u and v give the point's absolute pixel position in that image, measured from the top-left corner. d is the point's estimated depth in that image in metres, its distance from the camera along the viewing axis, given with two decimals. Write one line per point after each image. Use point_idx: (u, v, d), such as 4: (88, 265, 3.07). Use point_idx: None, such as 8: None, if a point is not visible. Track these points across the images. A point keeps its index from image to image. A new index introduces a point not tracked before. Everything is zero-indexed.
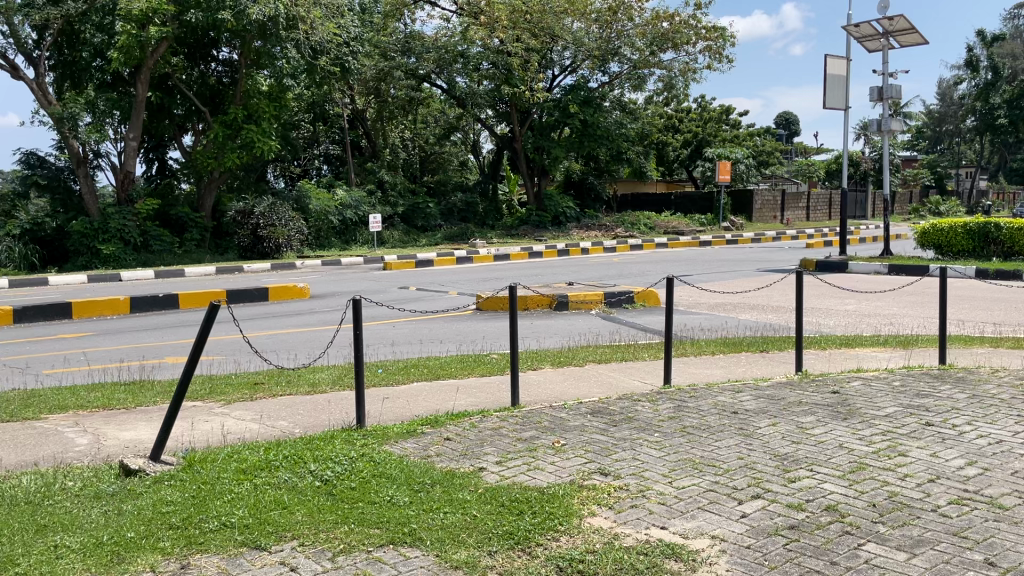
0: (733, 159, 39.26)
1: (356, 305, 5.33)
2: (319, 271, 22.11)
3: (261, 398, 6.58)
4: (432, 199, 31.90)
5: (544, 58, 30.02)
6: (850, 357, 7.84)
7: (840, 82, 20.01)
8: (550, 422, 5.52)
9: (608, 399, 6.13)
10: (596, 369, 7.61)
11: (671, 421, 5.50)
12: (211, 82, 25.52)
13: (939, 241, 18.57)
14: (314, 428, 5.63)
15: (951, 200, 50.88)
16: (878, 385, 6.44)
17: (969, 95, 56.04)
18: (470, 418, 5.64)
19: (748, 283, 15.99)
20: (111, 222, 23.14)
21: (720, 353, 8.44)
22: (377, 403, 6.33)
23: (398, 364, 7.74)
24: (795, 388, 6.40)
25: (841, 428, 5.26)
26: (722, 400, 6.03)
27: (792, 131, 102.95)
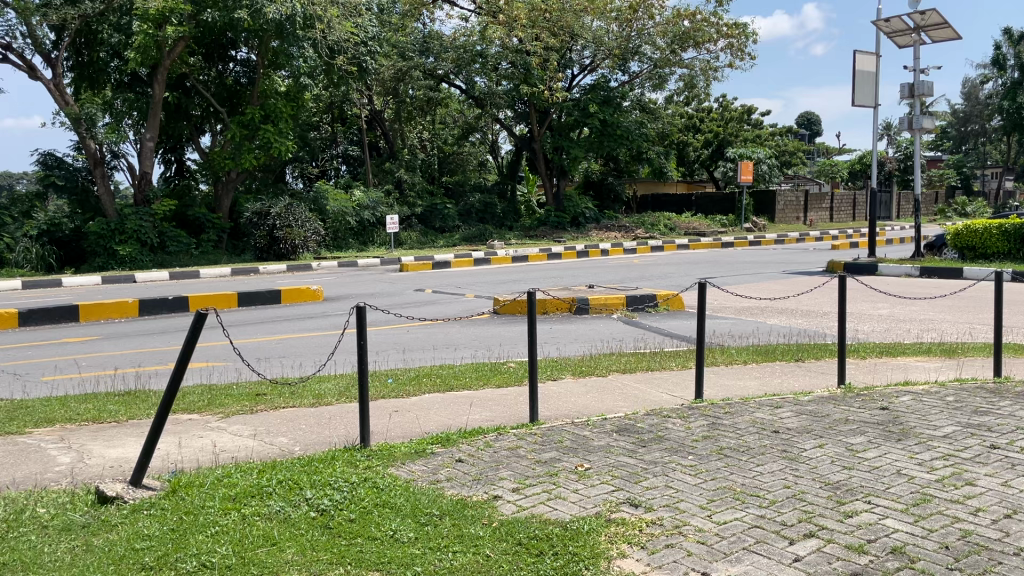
0: (756, 159, 38.48)
1: (362, 312, 4.84)
2: (335, 272, 21.69)
3: (261, 412, 6.12)
4: (450, 200, 31.47)
5: (564, 57, 29.57)
6: (893, 369, 7.30)
7: (869, 79, 19.36)
8: (573, 442, 5.03)
9: (636, 415, 5.62)
10: (621, 380, 7.09)
11: (706, 441, 4.99)
12: (228, 82, 25.15)
13: (973, 243, 17.95)
14: (315, 446, 5.18)
15: (978, 201, 49.90)
16: (930, 400, 5.91)
17: (997, 94, 54.96)
18: (485, 435, 5.16)
19: (775, 286, 15.41)
20: (128, 223, 22.89)
21: (753, 362, 7.90)
22: (384, 418, 5.85)
23: (410, 373, 7.27)
24: (839, 403, 5.87)
25: (897, 451, 4.74)
26: (760, 417, 5.50)
27: (814, 131, 101.74)
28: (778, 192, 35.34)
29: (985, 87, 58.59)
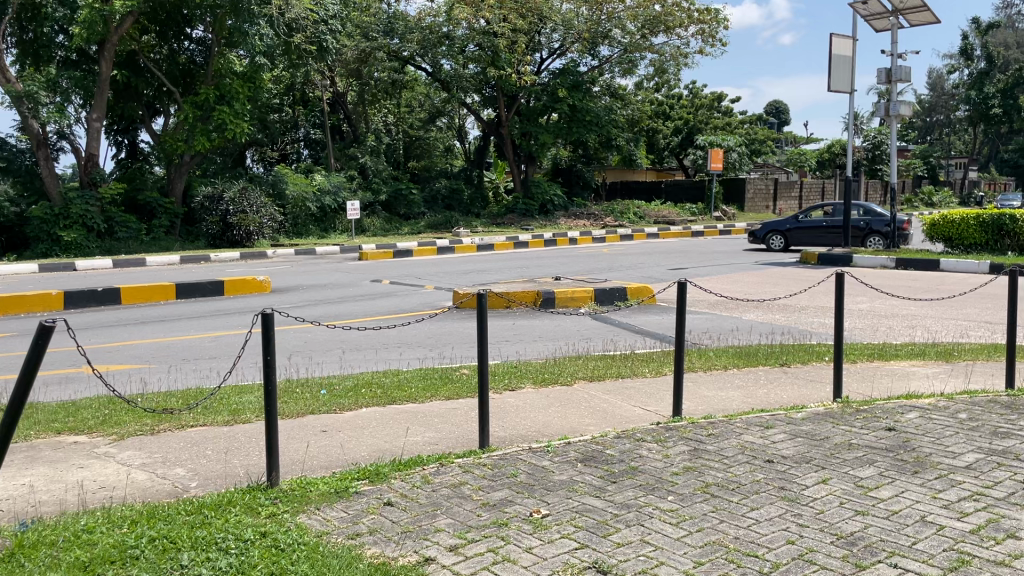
0: (726, 146, 37.83)
1: (268, 318, 3.90)
2: (291, 261, 20.63)
3: (163, 433, 5.19)
4: (415, 185, 30.40)
5: (532, 41, 28.53)
6: (891, 377, 6.58)
7: (845, 64, 18.69)
8: (529, 476, 4.17)
9: (605, 439, 4.77)
10: (586, 392, 6.23)
11: (688, 475, 4.15)
12: (182, 61, 23.85)
13: (950, 233, 17.43)
14: (215, 482, 4.27)
15: (944, 191, 50.01)
16: (940, 418, 5.14)
17: (962, 84, 55.20)
18: (423, 468, 4.28)
19: (751, 278, 14.69)
20: (73, 207, 21.54)
21: (734, 368, 7.09)
22: (305, 443, 4.92)
23: (347, 383, 6.34)
24: (837, 422, 5.07)
25: (917, 489, 3.94)
26: (750, 441, 4.68)
27: (782, 120, 102.22)
28: (748, 180, 34.78)
29: (951, 77, 58.65)
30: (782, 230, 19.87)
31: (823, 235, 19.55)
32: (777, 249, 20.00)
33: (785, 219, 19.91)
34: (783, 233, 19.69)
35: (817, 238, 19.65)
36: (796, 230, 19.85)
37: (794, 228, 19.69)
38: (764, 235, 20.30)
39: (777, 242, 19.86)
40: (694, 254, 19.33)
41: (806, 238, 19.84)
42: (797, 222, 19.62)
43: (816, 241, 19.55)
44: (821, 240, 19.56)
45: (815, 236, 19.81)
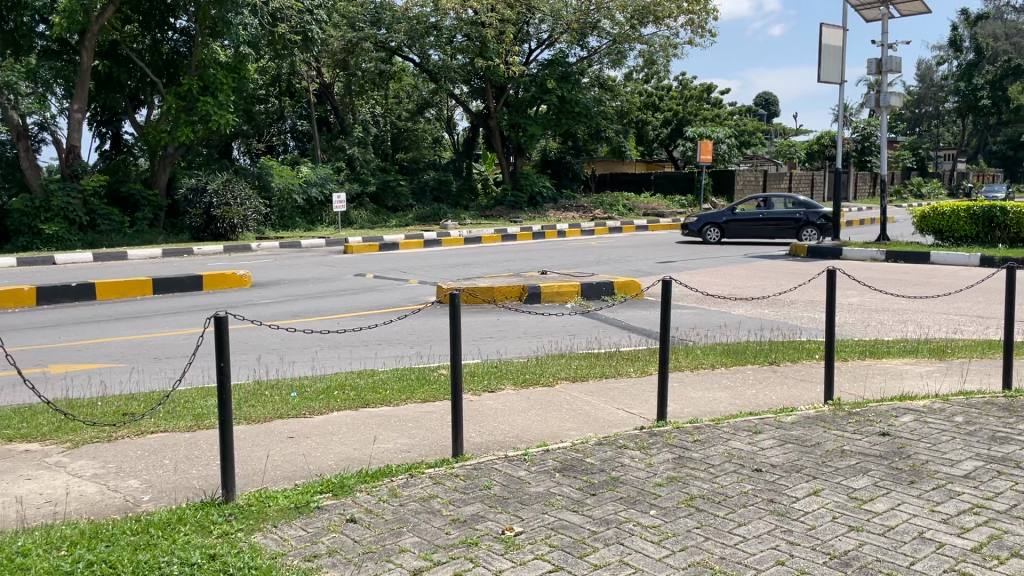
0: (716, 138, 37.62)
1: (222, 321, 3.64)
2: (275, 254, 20.31)
3: (120, 440, 4.93)
4: (402, 177, 30.04)
5: (521, 31, 28.16)
6: (883, 376, 6.38)
7: (835, 54, 18.46)
8: (503, 488, 3.92)
9: (586, 446, 4.53)
10: (568, 394, 5.97)
11: (671, 486, 3.92)
12: (165, 52, 23.38)
13: (940, 226, 17.25)
14: (168, 495, 4.02)
15: (933, 182, 49.99)
16: (936, 422, 4.92)
17: (952, 75, 55.12)
18: (391, 480, 4.03)
19: (741, 272, 14.48)
20: (54, 199, 21.11)
21: (722, 367, 6.85)
22: (269, 453, 4.66)
23: (320, 384, 6.07)
24: (829, 426, 4.84)
25: (914, 502, 3.71)
26: (737, 448, 4.45)
27: (772, 112, 102.20)
28: (737, 171, 34.54)
29: (940, 68, 58.55)
30: (720, 223, 19.66)
31: (758, 227, 19.47)
32: (713, 242, 19.73)
33: (721, 211, 19.69)
34: (720, 226, 19.45)
35: (752, 230, 19.57)
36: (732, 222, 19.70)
37: (731, 220, 19.49)
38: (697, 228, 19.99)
39: (713, 235, 19.60)
40: (682, 247, 19.12)
41: (740, 230, 19.71)
42: (733, 215, 19.44)
43: (751, 233, 19.44)
44: (756, 232, 19.48)
45: (750, 229, 19.72)
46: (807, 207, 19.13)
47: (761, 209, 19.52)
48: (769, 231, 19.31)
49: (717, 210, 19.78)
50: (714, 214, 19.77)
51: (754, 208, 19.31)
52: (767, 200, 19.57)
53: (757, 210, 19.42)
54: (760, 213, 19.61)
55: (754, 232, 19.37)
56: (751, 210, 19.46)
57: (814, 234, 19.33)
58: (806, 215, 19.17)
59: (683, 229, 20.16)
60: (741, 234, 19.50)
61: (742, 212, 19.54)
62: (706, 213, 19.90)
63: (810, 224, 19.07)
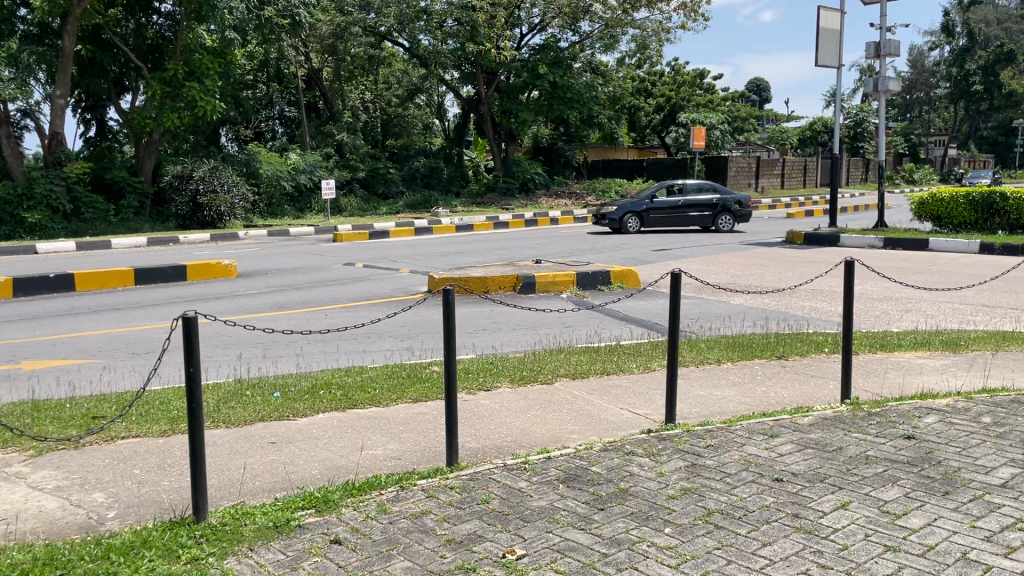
0: (709, 124, 37.23)
1: (190, 321, 3.28)
2: (262, 243, 19.88)
3: (89, 447, 4.57)
4: (392, 164, 29.53)
5: (512, 15, 27.61)
6: (899, 372, 6.06)
7: (833, 37, 18.10)
8: (503, 503, 3.58)
9: (592, 452, 4.20)
10: (568, 391, 5.66)
11: (687, 499, 3.59)
12: (149, 36, 22.77)
13: (939, 212, 16.95)
14: (134, 512, 3.66)
15: (925, 169, 49.85)
16: (962, 423, 4.61)
17: (944, 60, 54.85)
18: (381, 493, 3.70)
19: (740, 261, 14.14)
20: (37, 186, 20.53)
21: (728, 362, 6.52)
22: (248, 462, 4.30)
23: (306, 382, 5.75)
24: (849, 429, 4.52)
25: (954, 517, 3.38)
26: (754, 454, 4.13)
27: (764, 98, 101.95)
28: (730, 157, 34.18)
29: (932, 54, 58.30)
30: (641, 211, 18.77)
31: (678, 215, 19.11)
32: (634, 232, 18.85)
33: (641, 200, 18.97)
34: (644, 215, 18.65)
35: (672, 219, 19.15)
36: (652, 210, 18.96)
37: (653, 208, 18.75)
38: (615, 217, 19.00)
39: (636, 224, 18.74)
40: (677, 234, 18.78)
41: (658, 219, 19.13)
42: (656, 203, 18.82)
43: (672, 221, 18.93)
44: (676, 220, 19.03)
45: (666, 217, 19.24)
46: (720, 192, 19.19)
47: (677, 196, 19.20)
48: (688, 219, 19.06)
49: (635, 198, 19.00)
50: (633, 203, 18.96)
51: (675, 195, 18.93)
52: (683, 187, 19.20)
53: (674, 198, 19.07)
54: (678, 201, 19.15)
55: (675, 219, 18.91)
56: (669, 197, 19.00)
57: (727, 221, 19.43)
58: (721, 201, 19.25)
59: (598, 219, 19.00)
60: (662, 223, 18.95)
61: (661, 200, 19.03)
62: (625, 201, 18.84)
63: (725, 211, 19.23)
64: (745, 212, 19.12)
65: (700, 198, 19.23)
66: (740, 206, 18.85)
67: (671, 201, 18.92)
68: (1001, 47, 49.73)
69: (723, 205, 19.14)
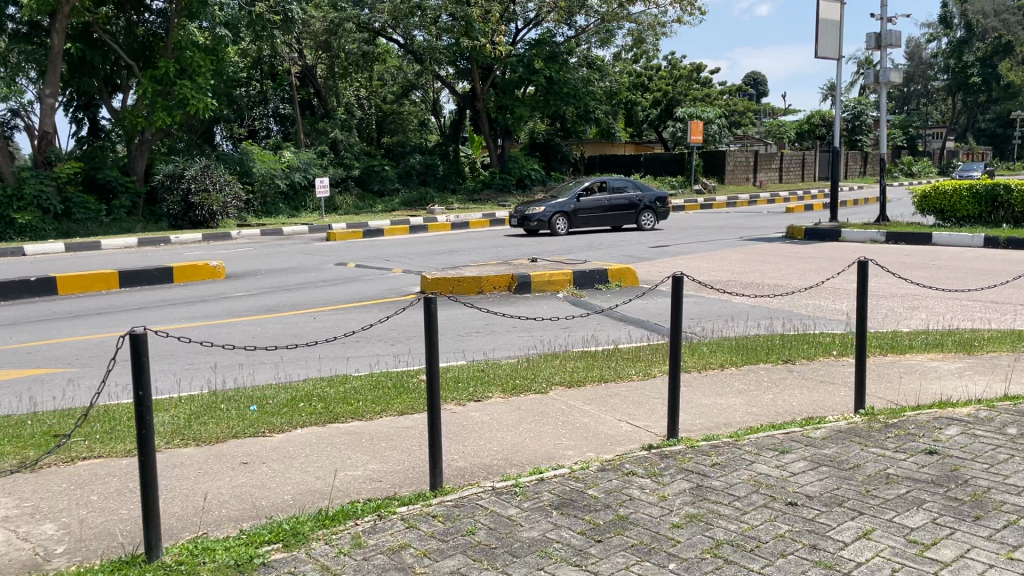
0: (706, 118, 36.88)
1: (138, 339, 2.96)
2: (255, 242, 19.53)
3: (48, 468, 4.24)
4: (387, 161, 29.16)
5: (507, 10, 27.26)
6: (913, 377, 5.72)
7: (832, 29, 17.75)
8: (491, 533, 3.25)
9: (589, 473, 3.87)
10: (563, 401, 5.33)
11: (694, 528, 3.26)
12: (139, 34, 22.32)
13: (942, 206, 16.61)
14: (86, 549, 3.32)
15: (923, 161, 49.59)
16: (986, 435, 4.28)
17: (942, 53, 54.57)
18: (356, 523, 3.37)
19: (742, 257, 13.81)
20: (27, 187, 20.12)
21: (732, 367, 6.19)
22: (214, 486, 3.96)
23: (287, 394, 5.42)
24: (865, 443, 4.20)
25: (988, 547, 3.06)
26: (765, 473, 3.80)
27: (761, 92, 101.74)
28: (728, 151, 33.80)
29: (929, 46, 58.00)
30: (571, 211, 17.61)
31: (604, 215, 18.30)
32: (564, 233, 17.71)
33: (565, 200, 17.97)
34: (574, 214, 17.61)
35: (598, 218, 18.34)
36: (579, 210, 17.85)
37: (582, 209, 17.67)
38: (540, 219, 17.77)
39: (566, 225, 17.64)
40: (656, 231, 18.34)
41: (586, 219, 18.08)
42: (583, 202, 17.91)
43: (602, 221, 18.02)
44: (604, 220, 18.13)
45: (592, 217, 18.24)
46: (641, 190, 18.66)
47: (600, 195, 18.31)
48: (613, 218, 18.34)
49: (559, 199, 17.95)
50: (558, 203, 17.87)
51: (600, 192, 18.17)
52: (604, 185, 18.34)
53: (598, 197, 18.21)
54: (602, 200, 18.24)
55: (604, 219, 18.06)
56: (595, 196, 18.08)
57: (647, 220, 18.89)
58: (642, 199, 18.69)
59: (523, 222, 17.59)
60: (591, 222, 18.05)
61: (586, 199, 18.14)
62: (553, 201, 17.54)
63: (647, 209, 18.73)
64: (664, 209, 18.78)
65: (623, 196, 18.52)
66: (663, 203, 18.58)
67: (597, 199, 18.13)
68: (998, 38, 49.40)
69: (644, 203, 18.63)
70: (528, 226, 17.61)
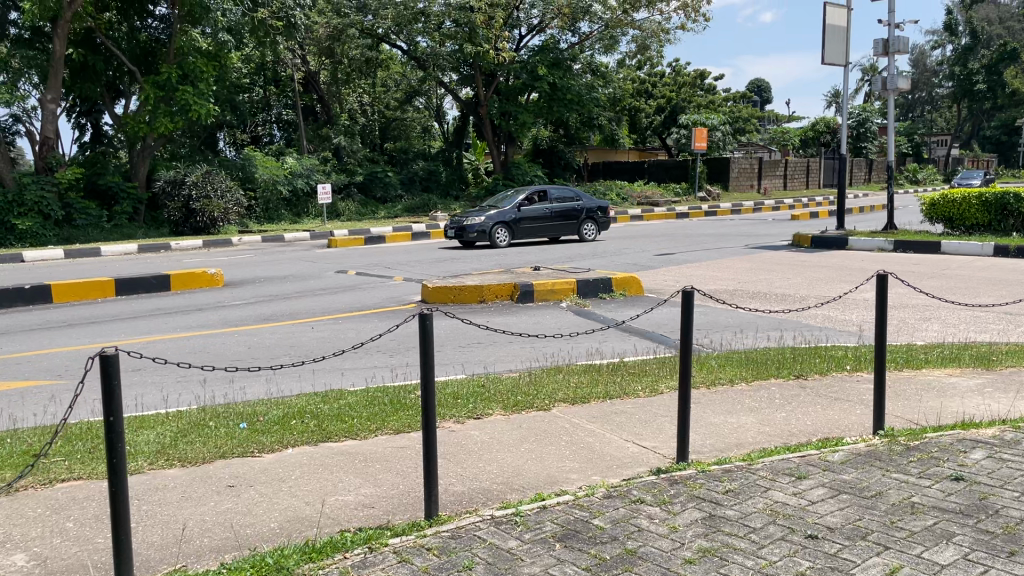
0: (711, 125, 36.63)
1: (108, 360, 2.75)
2: (256, 249, 19.33)
3: (25, 492, 4.02)
4: (390, 167, 28.99)
5: (510, 16, 27.04)
6: (932, 394, 5.48)
7: (839, 35, 17.52)
8: (490, 569, 3.03)
9: (595, 500, 3.65)
10: (567, 420, 5.08)
11: (708, 564, 3.03)
12: (142, 40, 22.16)
13: (950, 214, 16.36)
14: None
15: (928, 169, 49.31)
16: (1014, 460, 4.05)
17: (947, 60, 54.39)
18: (346, 556, 3.15)
19: (750, 266, 13.57)
20: (27, 193, 19.89)
21: (742, 383, 5.94)
22: (197, 512, 3.74)
23: (279, 411, 5.20)
24: (887, 468, 3.97)
25: None
26: (783, 502, 3.57)
27: (765, 98, 101.58)
28: (732, 158, 33.61)
29: (935, 52, 57.76)
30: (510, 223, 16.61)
31: (547, 225, 17.38)
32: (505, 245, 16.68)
33: (505, 209, 16.99)
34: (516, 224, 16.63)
35: (540, 229, 17.41)
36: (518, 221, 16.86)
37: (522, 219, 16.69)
38: (479, 231, 16.74)
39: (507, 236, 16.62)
40: (661, 239, 18.13)
41: (526, 230, 17.11)
42: (524, 211, 16.96)
43: (543, 233, 17.09)
44: (546, 232, 17.20)
45: (533, 229, 17.27)
46: (583, 198, 17.85)
47: (541, 204, 17.37)
48: (555, 229, 17.45)
49: (498, 209, 16.93)
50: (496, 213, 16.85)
51: (541, 202, 17.27)
52: (544, 193, 17.41)
53: (539, 206, 17.26)
54: (543, 210, 17.27)
55: (546, 230, 17.14)
56: (535, 206, 17.13)
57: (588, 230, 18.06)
58: (584, 208, 17.88)
59: (463, 233, 16.46)
60: (533, 233, 17.09)
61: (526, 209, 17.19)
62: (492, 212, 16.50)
63: (589, 219, 17.94)
64: (605, 219, 18.06)
65: (566, 205, 17.65)
66: (606, 212, 17.87)
67: (538, 208, 17.23)
68: (1004, 45, 49.10)
69: (586, 212, 17.83)
70: (467, 238, 16.46)
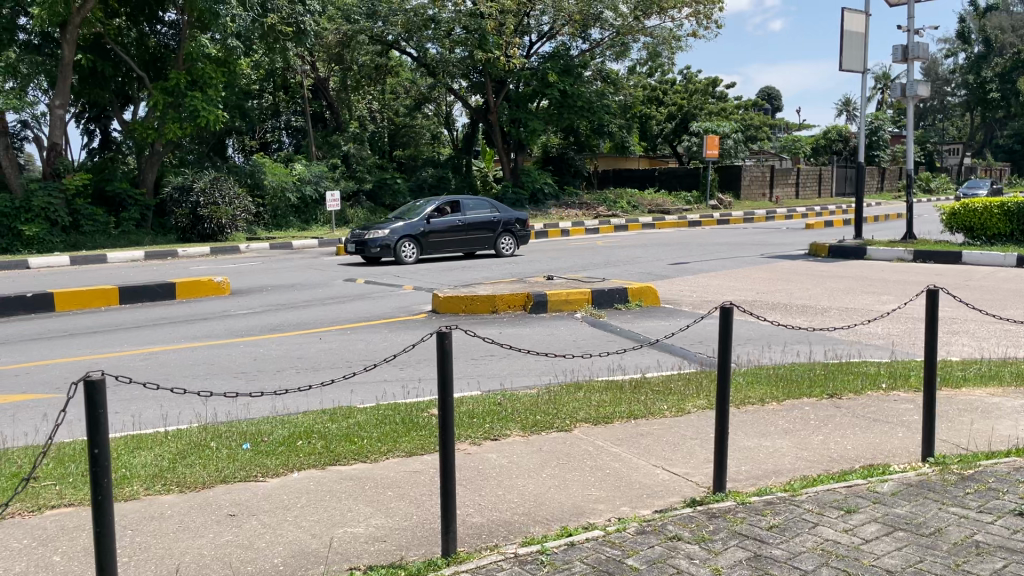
0: (722, 133, 36.26)
1: (93, 386, 2.48)
2: (262, 257, 19.07)
3: (11, 521, 3.73)
4: (399, 174, 28.77)
5: (521, 23, 26.76)
6: (976, 416, 5.15)
7: (856, 40, 17.19)
8: None
9: (627, 535, 3.35)
10: (590, 442, 4.79)
11: None
12: (151, 46, 22.00)
13: (971, 224, 15.98)
14: None
15: (941, 178, 48.82)
16: None
17: (959, 68, 53.85)
18: None
19: (767, 276, 13.23)
20: (35, 199, 19.68)
21: (773, 403, 5.61)
22: (196, 545, 3.44)
23: (285, 430, 4.91)
24: (943, 500, 3.65)
25: None
26: (835, 540, 3.25)
27: (774, 106, 101.08)
28: (744, 166, 33.30)
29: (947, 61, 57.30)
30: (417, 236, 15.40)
31: (459, 238, 16.21)
32: (412, 260, 15.51)
33: (413, 222, 15.80)
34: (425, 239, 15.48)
35: (450, 243, 16.21)
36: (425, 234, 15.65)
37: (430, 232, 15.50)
38: (382, 246, 15.49)
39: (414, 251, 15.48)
40: (674, 248, 17.83)
41: (434, 244, 15.89)
42: (433, 224, 15.79)
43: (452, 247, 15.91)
44: (455, 245, 16.01)
45: (443, 242, 16.07)
46: (499, 210, 16.73)
47: (451, 215, 16.20)
48: (467, 242, 16.28)
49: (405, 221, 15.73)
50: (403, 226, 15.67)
51: (452, 213, 16.12)
52: (454, 204, 16.22)
53: (449, 218, 16.08)
54: (454, 222, 16.09)
55: (456, 243, 15.96)
56: (445, 218, 15.95)
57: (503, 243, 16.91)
58: (501, 220, 16.75)
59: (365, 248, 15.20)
60: (442, 247, 15.94)
61: (436, 221, 16.03)
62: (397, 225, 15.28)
63: (506, 231, 16.79)
64: (523, 232, 16.94)
65: (479, 217, 16.49)
66: (523, 224, 16.74)
67: (449, 220, 16.05)
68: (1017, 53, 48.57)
69: (500, 225, 16.68)
70: (370, 253, 15.21)
